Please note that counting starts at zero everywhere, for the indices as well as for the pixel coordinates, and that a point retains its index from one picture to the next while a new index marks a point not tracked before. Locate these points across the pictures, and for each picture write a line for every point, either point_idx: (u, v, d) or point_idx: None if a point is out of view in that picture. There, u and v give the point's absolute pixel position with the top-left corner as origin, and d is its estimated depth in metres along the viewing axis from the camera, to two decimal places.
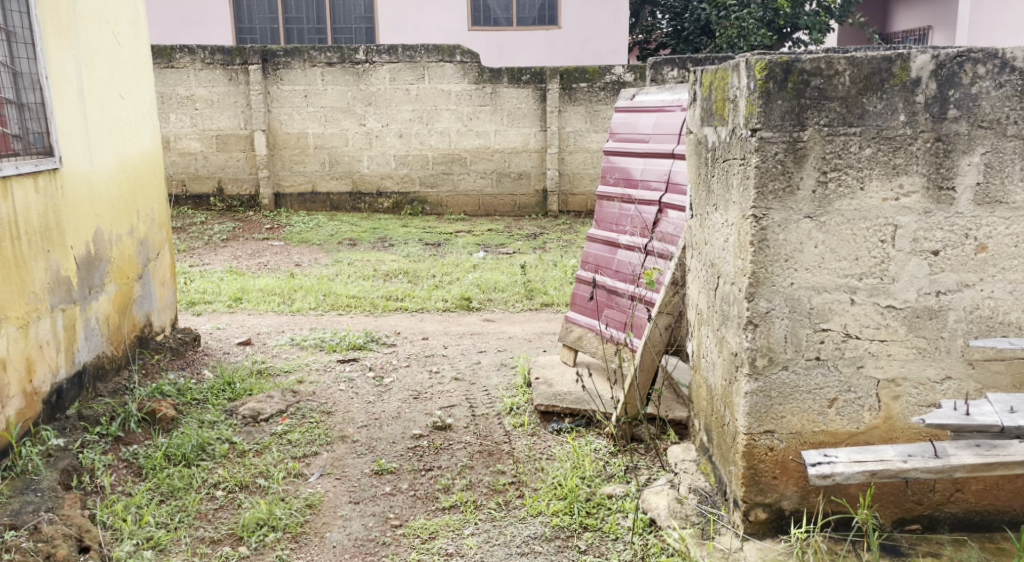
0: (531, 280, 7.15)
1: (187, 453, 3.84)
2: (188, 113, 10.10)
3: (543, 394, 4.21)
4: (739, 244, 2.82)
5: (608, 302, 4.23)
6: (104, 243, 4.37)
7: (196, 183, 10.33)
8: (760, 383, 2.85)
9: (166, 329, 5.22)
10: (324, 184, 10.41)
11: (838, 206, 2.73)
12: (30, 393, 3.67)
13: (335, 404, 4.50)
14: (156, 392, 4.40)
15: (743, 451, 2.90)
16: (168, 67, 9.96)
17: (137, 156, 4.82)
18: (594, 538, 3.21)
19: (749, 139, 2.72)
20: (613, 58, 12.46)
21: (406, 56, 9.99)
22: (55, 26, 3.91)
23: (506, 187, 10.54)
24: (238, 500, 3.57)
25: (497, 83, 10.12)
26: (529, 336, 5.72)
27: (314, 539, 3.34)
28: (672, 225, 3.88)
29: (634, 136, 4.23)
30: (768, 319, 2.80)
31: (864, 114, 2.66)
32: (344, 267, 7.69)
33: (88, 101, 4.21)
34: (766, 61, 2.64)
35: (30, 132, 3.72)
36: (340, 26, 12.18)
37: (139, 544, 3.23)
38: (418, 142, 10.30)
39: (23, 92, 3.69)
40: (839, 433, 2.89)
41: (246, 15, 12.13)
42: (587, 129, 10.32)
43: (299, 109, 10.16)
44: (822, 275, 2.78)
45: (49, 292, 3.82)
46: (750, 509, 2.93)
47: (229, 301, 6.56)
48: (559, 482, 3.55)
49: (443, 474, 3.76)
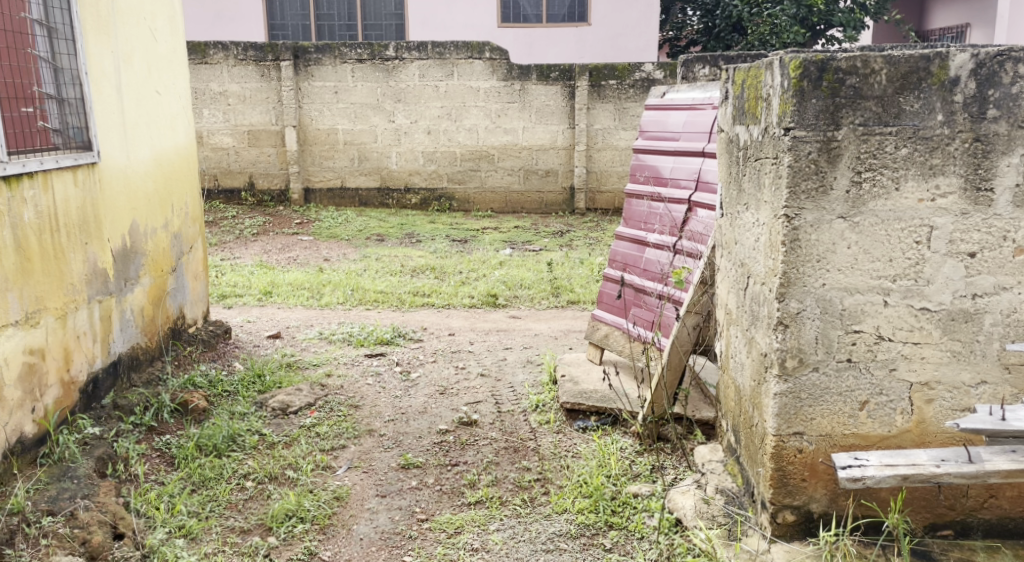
0: (558, 278, 7.15)
1: (219, 444, 3.88)
2: (221, 108, 10.20)
3: (569, 391, 4.21)
4: (771, 244, 2.81)
5: (635, 301, 4.23)
6: (139, 237, 4.42)
7: (228, 177, 10.45)
8: (790, 384, 2.83)
9: (199, 322, 5.29)
10: (354, 180, 10.49)
11: (872, 207, 2.70)
12: (68, 382, 3.74)
13: (363, 398, 4.53)
14: (188, 383, 4.48)
15: (771, 453, 2.88)
16: (202, 62, 10.05)
17: (172, 151, 4.87)
18: (620, 536, 3.22)
19: (783, 137, 2.69)
20: (643, 55, 12.37)
21: (436, 53, 10.01)
22: (94, 23, 3.97)
23: (533, 184, 10.56)
24: (267, 491, 3.60)
25: (527, 80, 10.12)
26: (556, 333, 5.71)
27: (341, 531, 3.37)
28: (701, 224, 3.88)
29: (664, 133, 4.20)
30: (799, 321, 2.78)
31: (901, 114, 2.64)
32: (372, 263, 7.75)
33: (125, 96, 4.27)
34: (801, 59, 2.62)
35: (70, 127, 3.80)
36: (370, 23, 12.25)
37: (171, 533, 3.27)
38: (446, 138, 10.34)
39: (63, 87, 3.77)
40: (870, 436, 2.86)
41: (279, 12, 12.23)
42: (616, 126, 10.26)
43: (330, 105, 10.22)
44: (855, 276, 2.75)
45: (86, 284, 3.88)
46: (778, 512, 2.91)
47: (259, 295, 6.62)
48: (584, 480, 3.56)
49: (469, 469, 3.77)
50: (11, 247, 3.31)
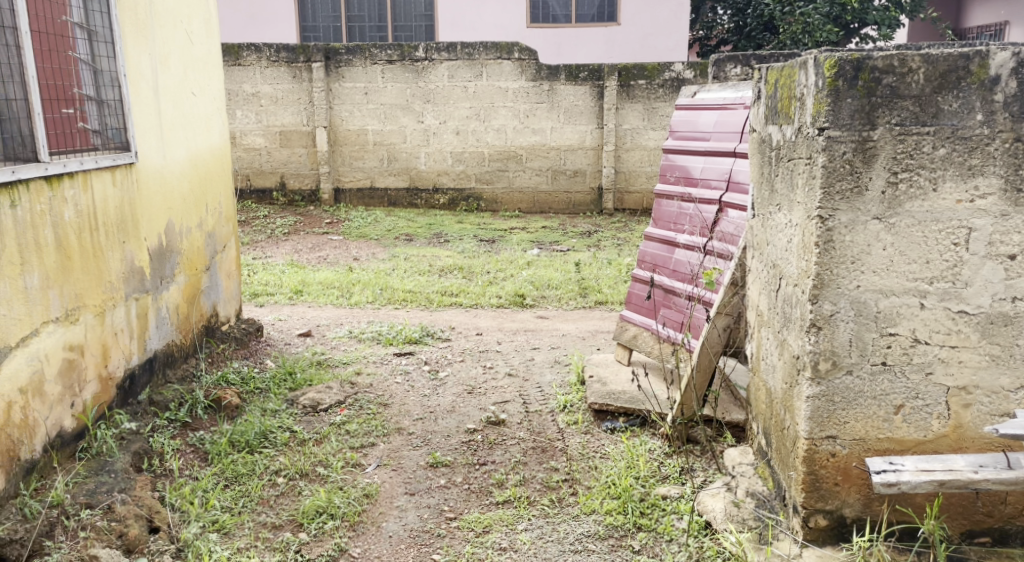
0: (586, 278, 7.14)
1: (251, 440, 3.93)
2: (253, 109, 10.30)
3: (597, 392, 4.20)
4: (805, 245, 2.78)
5: (664, 302, 4.21)
6: (174, 236, 4.48)
7: (260, 177, 10.55)
8: (823, 387, 2.80)
9: (232, 320, 5.35)
10: (383, 180, 10.54)
11: (908, 208, 2.67)
12: (106, 377, 3.80)
13: (391, 396, 4.56)
14: (221, 380, 4.53)
15: (803, 457, 2.85)
16: (236, 64, 10.16)
17: (206, 151, 4.93)
18: (648, 538, 3.21)
19: (817, 137, 2.67)
20: (673, 55, 12.32)
21: (465, 54, 10.03)
22: (133, 25, 4.03)
23: (561, 184, 10.55)
24: (298, 487, 3.63)
25: (555, 81, 10.11)
26: (583, 334, 5.70)
27: (370, 529, 3.39)
28: (732, 224, 3.85)
29: (694, 133, 4.18)
30: (833, 323, 2.75)
31: (939, 113, 2.60)
32: (401, 262, 7.79)
33: (162, 97, 4.33)
34: (836, 58, 2.59)
35: (109, 128, 3.87)
36: (400, 24, 12.31)
37: (205, 527, 3.31)
38: (474, 139, 10.36)
39: (102, 89, 3.83)
40: (905, 441, 2.82)
41: (311, 14, 12.33)
42: (645, 126, 10.22)
43: (360, 106, 10.28)
44: (890, 278, 2.72)
45: (123, 282, 3.94)
46: (810, 516, 2.88)
47: (290, 293, 6.68)
48: (613, 481, 3.55)
49: (497, 469, 3.78)
50: (52, 247, 3.37)
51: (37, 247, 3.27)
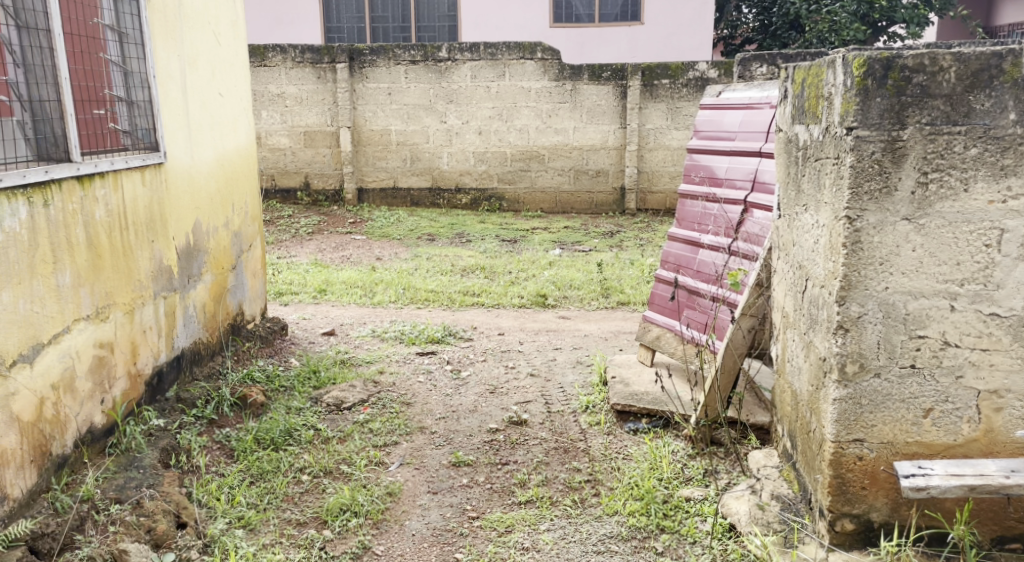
0: (608, 279, 7.12)
1: (276, 438, 3.95)
2: (278, 110, 10.37)
3: (619, 393, 4.19)
4: (832, 246, 2.75)
5: (688, 303, 4.18)
6: (202, 235, 4.52)
7: (284, 177, 10.62)
8: (850, 390, 2.77)
9: (257, 318, 5.38)
10: (406, 180, 10.58)
11: (939, 208, 2.63)
12: (135, 374, 3.84)
13: (414, 395, 4.57)
14: (247, 378, 4.57)
15: (830, 460, 2.82)
16: (262, 65, 10.24)
17: (233, 151, 4.97)
18: (672, 540, 3.19)
19: (845, 137, 2.64)
20: (697, 54, 12.26)
21: (488, 54, 10.04)
22: (162, 26, 4.06)
23: (583, 184, 10.52)
24: (322, 485, 3.65)
25: (578, 80, 10.09)
26: (606, 335, 5.69)
27: (393, 527, 3.40)
28: (758, 225, 3.83)
29: (719, 133, 4.15)
30: (860, 325, 2.72)
31: (970, 113, 2.57)
32: (424, 262, 7.81)
33: (190, 98, 4.37)
34: (865, 57, 2.57)
35: (138, 128, 3.91)
36: (424, 24, 12.35)
37: (231, 523, 3.34)
38: (497, 139, 10.37)
39: (132, 90, 3.87)
40: (935, 445, 2.79)
41: (335, 15, 12.40)
42: (668, 126, 10.17)
43: (383, 107, 10.32)
44: (920, 279, 2.68)
45: (152, 280, 3.97)
46: (836, 520, 2.85)
47: (314, 292, 6.72)
48: (636, 482, 3.53)
49: (520, 469, 3.77)
50: (83, 245, 3.41)
51: (68, 245, 3.31)
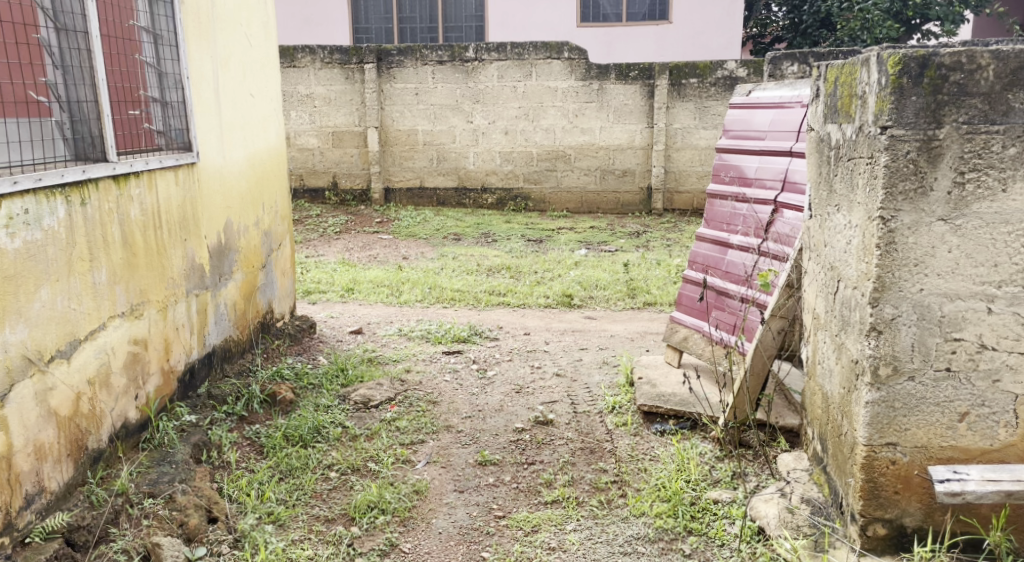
0: (634, 279, 7.08)
1: (304, 435, 3.97)
2: (307, 110, 10.44)
3: (646, 394, 4.16)
4: (865, 247, 2.71)
5: (716, 303, 4.15)
6: (233, 234, 4.56)
7: (312, 177, 10.69)
8: (883, 393, 2.72)
9: (286, 316, 5.42)
10: (432, 180, 10.61)
11: (976, 209, 2.59)
12: (168, 371, 3.88)
13: (440, 394, 4.57)
14: (276, 375, 4.60)
15: (861, 463, 2.77)
16: (291, 66, 10.30)
17: (264, 151, 5.01)
18: (699, 542, 3.16)
19: (879, 136, 2.60)
20: (725, 53, 12.16)
21: (514, 54, 10.03)
22: (196, 28, 4.10)
23: (610, 184, 10.48)
24: (350, 482, 3.66)
25: (605, 80, 10.05)
26: (632, 335, 5.66)
27: (420, 525, 3.40)
28: (788, 225, 3.79)
29: (749, 133, 4.10)
30: (894, 327, 2.68)
31: (1009, 112, 2.52)
32: (449, 261, 7.82)
33: (223, 98, 4.41)
34: (900, 55, 2.52)
35: (172, 129, 3.95)
36: (451, 25, 12.37)
37: (261, 518, 3.36)
38: (523, 138, 10.36)
39: (166, 91, 3.91)
40: (970, 449, 2.74)
41: (363, 16, 12.46)
42: (696, 126, 10.10)
43: (411, 107, 10.36)
44: (955, 281, 2.64)
45: (185, 278, 4.02)
46: (868, 524, 2.80)
47: (341, 291, 6.75)
48: (663, 484, 3.51)
49: (546, 469, 3.76)
50: (118, 243, 3.45)
51: (104, 243, 3.35)
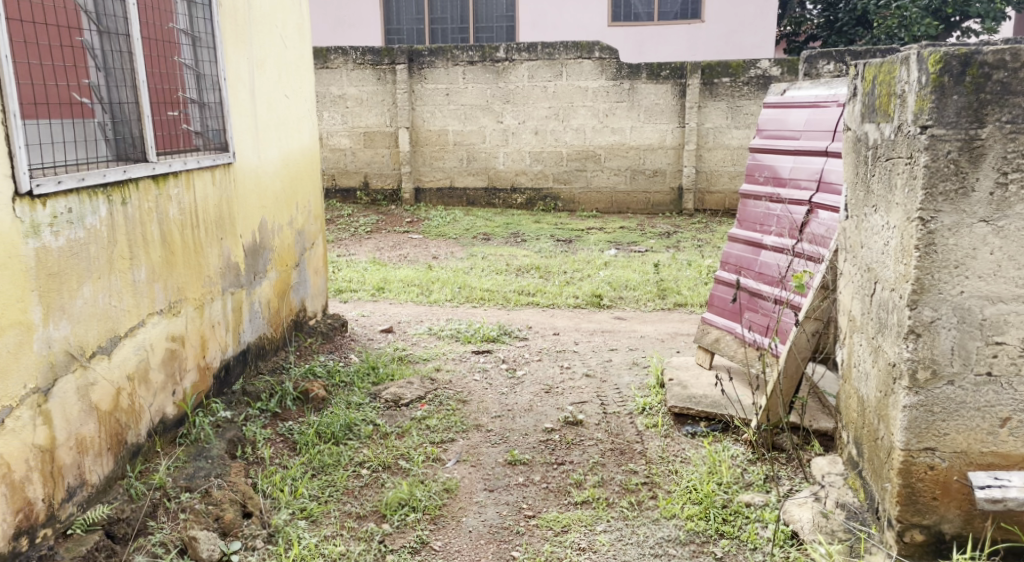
0: (665, 280, 7.04)
1: (336, 432, 4.00)
2: (339, 111, 10.51)
3: (677, 396, 4.13)
4: (904, 249, 2.66)
5: (749, 305, 4.11)
6: (268, 233, 4.60)
7: (344, 177, 10.76)
8: (922, 397, 2.67)
9: (318, 314, 5.46)
10: (462, 180, 10.63)
11: (1019, 210, 2.53)
12: (204, 367, 3.92)
13: (470, 393, 4.58)
14: (309, 372, 4.63)
15: (899, 468, 2.72)
16: (324, 67, 10.37)
17: (298, 151, 5.05)
18: (731, 546, 3.13)
19: (919, 136, 2.55)
20: (759, 52, 12.04)
21: (545, 54, 10.02)
22: (233, 29, 4.15)
23: (640, 184, 10.43)
24: (381, 479, 3.67)
25: (636, 79, 10.00)
26: (662, 336, 5.62)
27: (450, 523, 3.40)
28: (823, 226, 3.73)
29: (784, 132, 4.05)
30: (933, 330, 2.62)
31: None
32: (479, 261, 7.83)
33: (258, 98, 4.45)
34: (941, 54, 2.47)
35: (209, 129, 4.00)
36: (482, 25, 12.39)
37: (294, 514, 3.39)
38: (553, 139, 10.34)
39: (204, 92, 3.95)
40: (1012, 455, 2.69)
41: (395, 17, 12.52)
42: (728, 125, 10.02)
43: (441, 107, 10.38)
44: (997, 283, 2.58)
45: (221, 276, 4.06)
46: (905, 530, 2.75)
47: (372, 290, 6.78)
48: (694, 486, 3.48)
49: (576, 469, 3.75)
50: (157, 242, 3.49)
51: (144, 241, 3.39)
